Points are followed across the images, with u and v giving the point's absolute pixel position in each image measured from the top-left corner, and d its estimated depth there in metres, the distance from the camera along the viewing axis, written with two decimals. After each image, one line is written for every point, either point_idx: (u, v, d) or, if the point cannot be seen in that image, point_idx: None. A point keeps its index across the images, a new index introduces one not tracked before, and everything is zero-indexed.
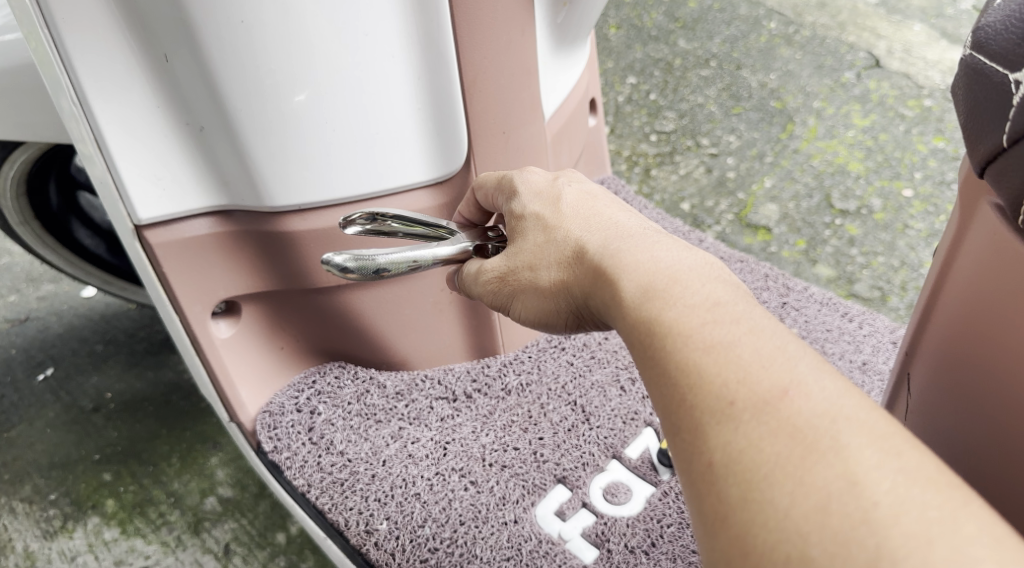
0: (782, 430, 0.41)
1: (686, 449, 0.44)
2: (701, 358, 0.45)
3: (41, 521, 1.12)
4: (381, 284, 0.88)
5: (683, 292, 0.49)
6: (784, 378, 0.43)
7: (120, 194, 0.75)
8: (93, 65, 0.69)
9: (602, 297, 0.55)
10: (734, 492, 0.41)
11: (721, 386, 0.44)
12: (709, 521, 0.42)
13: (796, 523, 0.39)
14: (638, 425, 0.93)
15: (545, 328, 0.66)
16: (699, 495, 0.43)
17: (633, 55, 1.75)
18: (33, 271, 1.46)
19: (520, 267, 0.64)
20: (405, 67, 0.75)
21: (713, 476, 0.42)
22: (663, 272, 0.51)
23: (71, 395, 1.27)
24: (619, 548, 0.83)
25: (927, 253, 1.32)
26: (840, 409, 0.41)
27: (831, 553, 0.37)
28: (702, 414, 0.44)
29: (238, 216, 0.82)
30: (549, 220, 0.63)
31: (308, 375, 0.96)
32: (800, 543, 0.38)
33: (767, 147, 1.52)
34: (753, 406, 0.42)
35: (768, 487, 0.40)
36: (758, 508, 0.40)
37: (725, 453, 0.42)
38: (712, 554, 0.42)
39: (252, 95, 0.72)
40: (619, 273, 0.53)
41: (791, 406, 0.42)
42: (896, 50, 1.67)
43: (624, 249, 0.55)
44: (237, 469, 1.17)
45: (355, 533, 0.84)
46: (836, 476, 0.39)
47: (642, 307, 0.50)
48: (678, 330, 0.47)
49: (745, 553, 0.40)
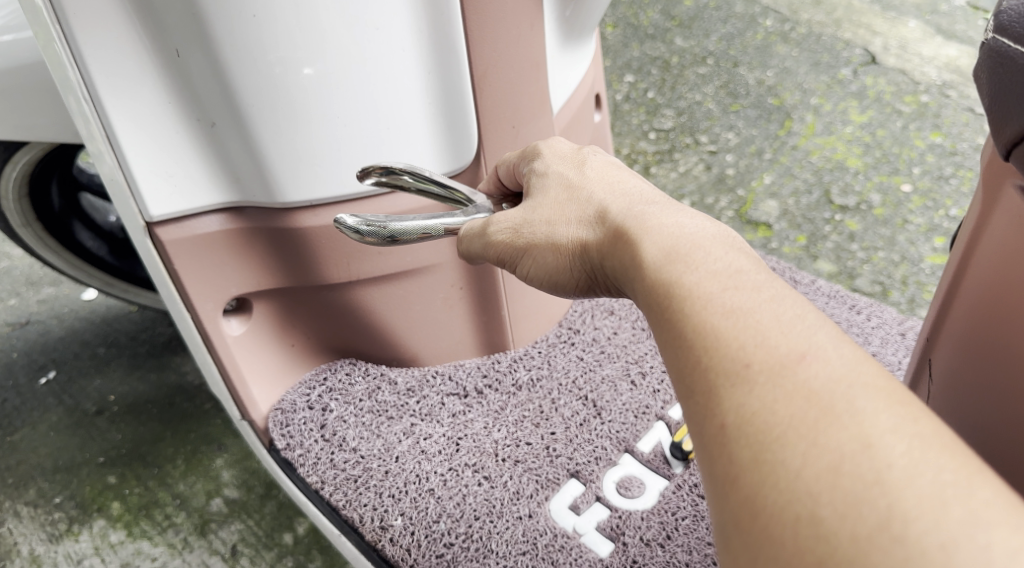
0: (797, 394, 0.41)
1: (699, 413, 0.44)
2: (719, 322, 0.45)
3: (46, 525, 1.11)
4: (391, 278, 0.88)
5: (706, 259, 0.49)
6: (802, 344, 0.43)
7: (132, 191, 0.75)
8: (105, 62, 0.69)
9: (621, 268, 0.55)
10: (745, 455, 0.41)
11: (738, 349, 0.43)
12: (720, 484, 0.42)
13: (806, 483, 0.38)
14: (649, 419, 0.93)
15: (552, 288, 0.65)
16: (711, 458, 0.43)
17: (630, 53, 1.75)
18: (32, 274, 1.45)
19: (538, 221, 0.63)
20: (416, 64, 0.75)
21: (725, 438, 0.42)
22: (683, 240, 0.51)
23: (74, 399, 1.26)
24: (635, 541, 0.82)
25: (927, 247, 1.32)
26: (859, 374, 0.41)
27: (841, 512, 0.37)
28: (717, 376, 0.43)
29: (250, 213, 0.81)
30: (573, 181, 0.63)
31: (319, 372, 0.96)
32: (811, 504, 0.37)
33: (766, 143, 1.53)
34: (769, 369, 0.42)
35: (780, 448, 0.40)
36: (769, 469, 0.39)
37: (737, 416, 0.42)
38: (722, 517, 0.41)
39: (264, 90, 0.72)
40: (637, 242, 0.53)
41: (808, 370, 0.41)
42: (891, 46, 1.68)
43: (641, 222, 0.55)
44: (242, 470, 1.16)
45: (370, 529, 0.84)
46: (849, 439, 0.38)
47: (660, 271, 0.49)
48: (698, 292, 0.47)
49: (755, 513, 0.39)
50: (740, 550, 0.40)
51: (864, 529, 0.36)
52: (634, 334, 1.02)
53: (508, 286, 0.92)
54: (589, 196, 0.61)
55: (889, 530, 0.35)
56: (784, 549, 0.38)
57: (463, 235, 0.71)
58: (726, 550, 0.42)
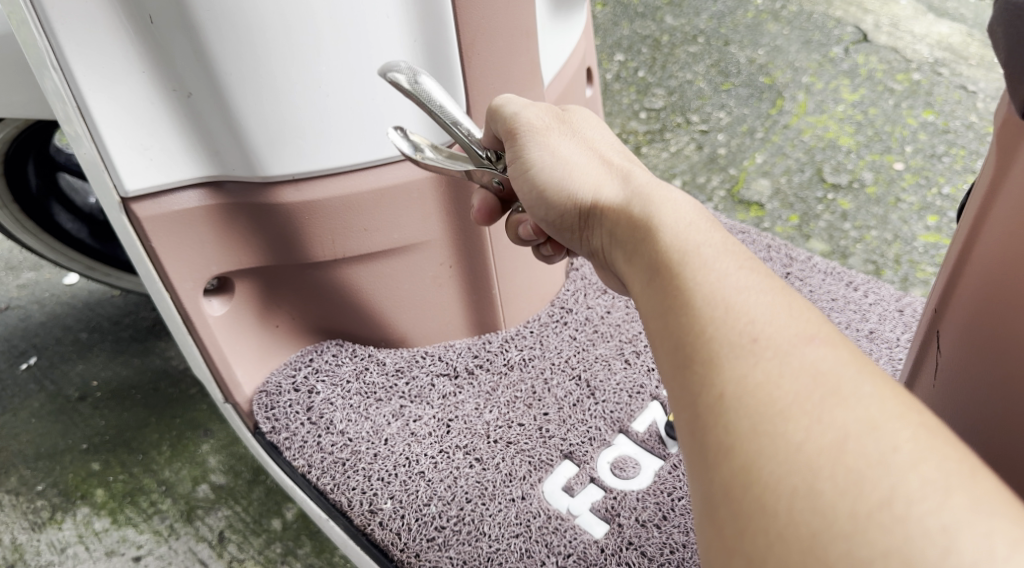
0: (803, 372, 0.39)
1: (694, 381, 0.42)
2: (731, 295, 0.43)
3: (28, 513, 1.09)
4: (379, 255, 0.86)
5: (722, 242, 0.47)
6: (810, 329, 0.41)
7: (105, 163, 0.72)
8: (75, 28, 0.65)
9: (626, 238, 0.52)
10: (743, 425, 0.38)
11: (748, 323, 0.42)
12: (710, 456, 0.39)
13: (807, 457, 0.36)
14: (644, 399, 0.91)
15: (531, 192, 0.61)
16: (703, 427, 0.40)
17: (620, 32, 1.72)
18: (12, 259, 1.41)
19: (575, 137, 0.62)
20: (397, 32, 0.72)
21: (723, 409, 0.40)
22: (698, 222, 0.49)
23: (55, 384, 1.23)
24: (630, 522, 0.81)
25: (920, 226, 1.30)
26: (868, 365, 0.40)
27: (841, 488, 0.35)
28: (721, 346, 0.41)
29: (229, 188, 0.78)
30: (615, 143, 0.63)
31: (305, 354, 0.94)
32: (808, 477, 0.36)
33: (757, 123, 1.50)
34: (778, 345, 0.40)
35: (782, 421, 0.38)
36: (766, 442, 0.37)
37: (738, 386, 0.40)
38: (710, 487, 0.39)
39: (244, 58, 0.69)
40: (650, 215, 0.51)
41: (815, 351, 0.40)
42: (883, 24, 1.65)
43: (647, 199, 0.53)
44: (229, 456, 1.14)
45: (359, 513, 0.82)
46: (855, 419, 0.37)
47: (674, 241, 0.47)
48: (710, 266, 0.45)
49: (747, 484, 0.37)
50: (726, 520, 0.38)
51: (863, 507, 0.34)
52: (628, 313, 1.00)
53: (499, 266, 0.90)
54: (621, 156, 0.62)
55: (890, 507, 0.33)
56: (776, 521, 0.36)
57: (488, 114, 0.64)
58: (709, 522, 0.39)
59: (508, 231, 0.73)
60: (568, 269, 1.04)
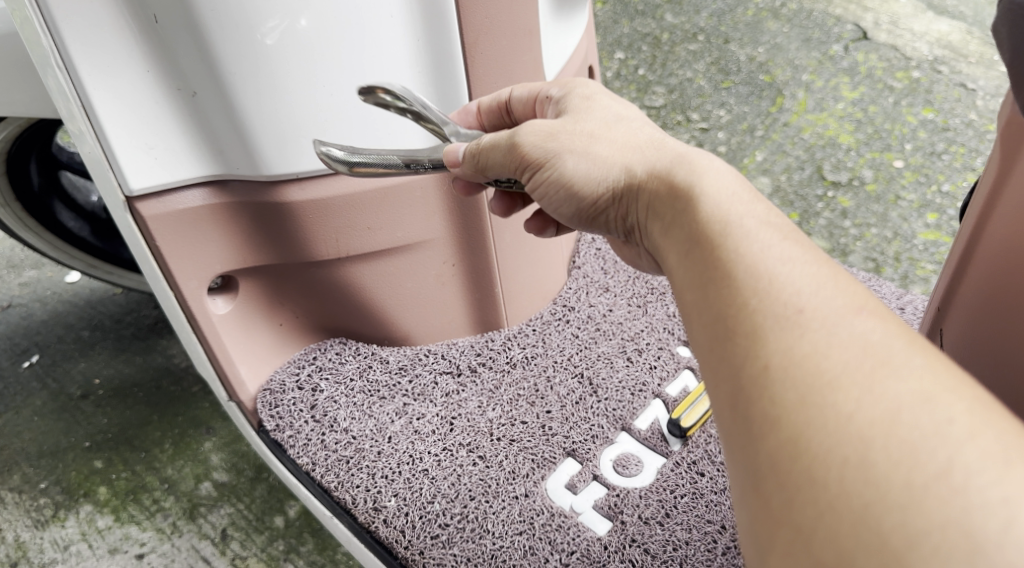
0: (852, 343, 0.40)
1: (738, 353, 0.42)
2: (776, 266, 0.44)
3: (31, 511, 1.09)
4: (381, 254, 0.86)
5: (764, 214, 0.47)
6: (858, 300, 0.42)
7: (110, 163, 0.72)
8: (80, 27, 0.65)
9: (663, 207, 0.53)
10: (790, 397, 0.39)
11: (793, 294, 0.42)
12: (756, 428, 0.40)
13: (858, 428, 0.37)
14: (646, 397, 0.92)
15: (562, 202, 0.63)
16: (748, 399, 0.41)
17: (620, 30, 1.72)
18: (14, 257, 1.42)
19: (580, 132, 0.60)
20: (400, 31, 0.73)
21: (769, 380, 0.40)
22: (741, 192, 0.49)
23: (58, 383, 1.24)
24: (633, 519, 0.81)
25: (919, 223, 1.31)
26: (915, 337, 0.40)
27: (895, 460, 0.35)
28: (765, 318, 0.42)
29: (233, 187, 0.79)
30: (624, 114, 0.62)
31: (308, 351, 0.94)
32: (861, 447, 0.36)
33: (757, 120, 1.50)
34: (824, 317, 0.41)
35: (832, 392, 0.38)
36: (815, 413, 0.38)
37: (784, 357, 0.40)
38: (756, 460, 0.40)
39: (248, 57, 0.69)
40: (692, 183, 0.51)
41: (865, 324, 0.40)
42: (883, 22, 1.65)
43: (690, 165, 0.53)
44: (232, 453, 1.14)
45: (363, 510, 0.82)
46: (907, 390, 0.37)
47: (715, 211, 0.48)
48: (752, 238, 0.45)
49: (796, 455, 0.38)
50: (775, 492, 0.39)
51: (921, 477, 0.35)
52: (629, 311, 1.00)
53: (501, 265, 0.90)
54: (638, 131, 0.60)
55: (948, 479, 0.34)
56: (826, 492, 0.36)
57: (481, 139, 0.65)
58: (756, 494, 0.40)
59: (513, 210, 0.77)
60: (571, 267, 1.05)
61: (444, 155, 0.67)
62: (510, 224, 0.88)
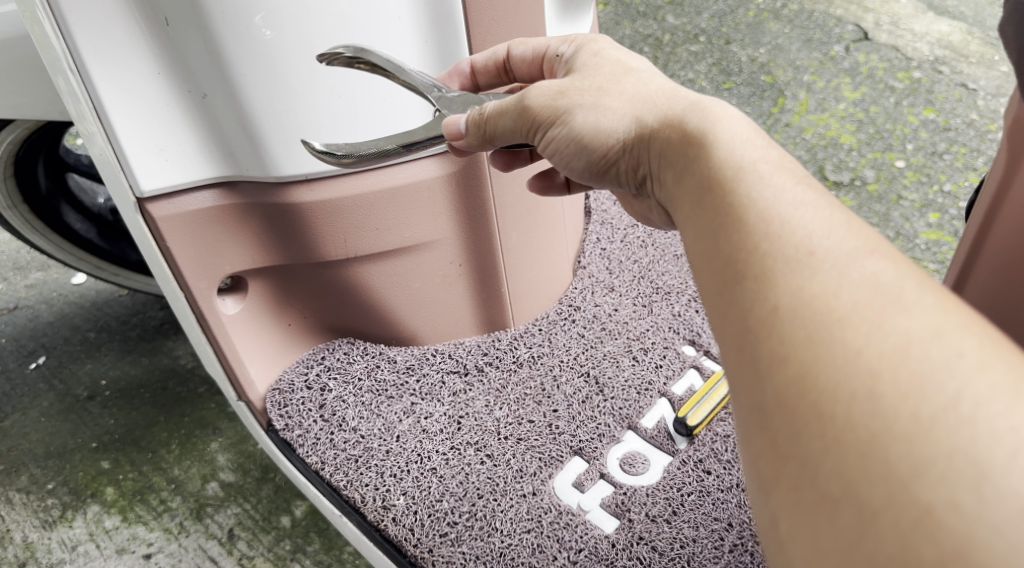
0: (862, 283, 0.40)
1: (747, 295, 0.42)
2: (789, 210, 0.44)
3: (39, 512, 1.09)
4: (389, 254, 0.86)
5: (778, 159, 0.48)
6: (868, 242, 0.42)
7: (121, 165, 0.73)
8: (91, 29, 0.66)
9: (674, 156, 0.53)
10: (800, 333, 0.39)
11: (804, 237, 0.42)
12: (762, 366, 0.40)
13: (866, 362, 0.37)
14: (652, 396, 0.92)
15: (572, 160, 0.63)
16: (756, 339, 0.41)
17: (622, 31, 1.72)
18: (20, 259, 1.42)
19: (588, 87, 0.61)
20: (409, 33, 0.73)
21: (778, 320, 0.40)
22: (754, 138, 0.49)
23: (64, 384, 1.24)
24: (640, 517, 0.82)
25: (921, 223, 1.31)
26: (926, 278, 0.40)
27: (904, 390, 0.35)
28: (776, 261, 0.42)
29: (243, 188, 0.79)
30: (631, 66, 0.62)
31: (317, 352, 0.95)
32: (869, 381, 0.36)
33: (759, 121, 1.51)
34: (835, 258, 0.41)
35: (841, 328, 0.38)
36: (825, 348, 0.38)
37: (794, 298, 0.40)
38: (762, 398, 0.40)
39: (260, 60, 0.70)
40: (704, 130, 0.51)
41: (877, 263, 0.41)
42: (883, 23, 1.66)
43: (703, 113, 0.53)
44: (238, 454, 1.15)
45: (372, 509, 0.83)
46: (917, 325, 0.37)
47: (728, 156, 0.48)
48: (765, 182, 0.46)
49: (803, 391, 0.38)
50: (780, 428, 0.39)
51: (928, 407, 0.35)
52: (634, 310, 1.01)
53: (508, 264, 0.91)
54: (648, 81, 0.60)
55: (956, 409, 0.34)
56: (833, 425, 0.36)
57: (486, 106, 0.65)
58: (761, 432, 0.40)
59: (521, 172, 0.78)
60: (577, 267, 1.05)
61: (445, 128, 0.67)
62: (515, 225, 0.89)
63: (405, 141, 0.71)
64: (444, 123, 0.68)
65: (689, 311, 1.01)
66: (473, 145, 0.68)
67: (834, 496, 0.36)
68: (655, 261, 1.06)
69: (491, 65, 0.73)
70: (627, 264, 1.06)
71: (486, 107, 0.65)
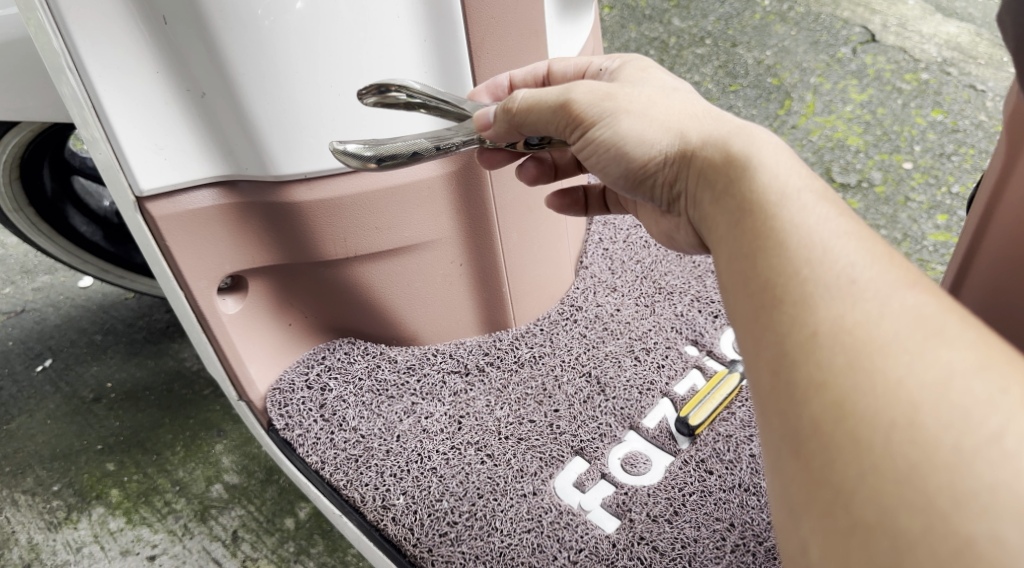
0: (904, 314, 0.39)
1: (783, 320, 0.42)
2: (835, 242, 0.43)
3: (44, 513, 1.10)
4: (389, 254, 0.87)
5: (820, 190, 0.48)
6: (913, 277, 0.42)
7: (120, 164, 0.73)
8: (90, 30, 0.66)
9: (718, 171, 0.52)
10: (839, 360, 0.39)
11: (846, 267, 0.42)
12: (799, 391, 0.40)
13: (907, 392, 0.36)
14: (655, 396, 0.92)
15: (608, 165, 0.62)
16: (791, 365, 0.41)
17: (627, 34, 1.72)
18: (27, 263, 1.43)
19: (634, 97, 0.60)
20: (407, 31, 0.73)
21: (816, 346, 0.40)
22: (797, 168, 0.49)
23: (70, 386, 1.25)
24: (642, 517, 0.81)
25: (929, 225, 1.30)
26: (966, 315, 0.40)
27: (946, 422, 0.35)
28: (816, 287, 0.42)
29: (243, 187, 0.79)
30: (679, 90, 0.62)
31: (319, 351, 0.96)
32: (909, 409, 0.36)
33: (766, 123, 1.50)
34: (878, 287, 0.41)
35: (881, 358, 0.38)
36: (864, 377, 0.38)
37: (833, 325, 0.40)
38: (796, 423, 0.40)
39: (257, 57, 0.70)
40: (749, 154, 0.51)
41: (921, 296, 0.40)
42: (891, 24, 1.65)
43: (747, 138, 0.52)
44: (243, 456, 1.15)
45: (372, 508, 0.83)
46: (961, 359, 0.37)
47: (772, 182, 0.48)
48: (809, 211, 0.45)
49: (839, 418, 0.37)
50: (813, 453, 0.38)
51: (969, 441, 0.34)
52: (637, 311, 1.00)
53: (508, 262, 0.91)
54: (694, 103, 0.60)
55: (999, 444, 0.34)
56: (868, 454, 0.36)
57: (517, 96, 0.64)
58: (792, 457, 0.40)
59: (552, 195, 0.80)
60: (578, 268, 1.05)
61: (477, 118, 0.67)
62: (516, 224, 0.89)
63: (437, 139, 0.69)
64: (475, 113, 0.68)
65: (692, 311, 1.00)
66: (503, 131, 0.67)
67: (866, 524, 0.35)
68: (658, 262, 1.06)
69: (531, 80, 0.74)
70: (629, 264, 1.05)
71: (519, 96, 0.63)
